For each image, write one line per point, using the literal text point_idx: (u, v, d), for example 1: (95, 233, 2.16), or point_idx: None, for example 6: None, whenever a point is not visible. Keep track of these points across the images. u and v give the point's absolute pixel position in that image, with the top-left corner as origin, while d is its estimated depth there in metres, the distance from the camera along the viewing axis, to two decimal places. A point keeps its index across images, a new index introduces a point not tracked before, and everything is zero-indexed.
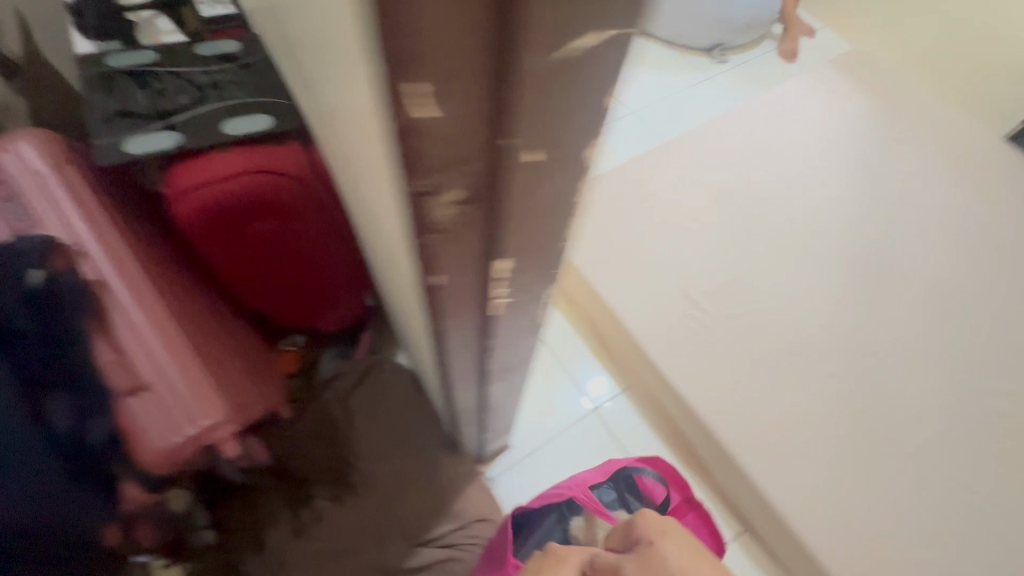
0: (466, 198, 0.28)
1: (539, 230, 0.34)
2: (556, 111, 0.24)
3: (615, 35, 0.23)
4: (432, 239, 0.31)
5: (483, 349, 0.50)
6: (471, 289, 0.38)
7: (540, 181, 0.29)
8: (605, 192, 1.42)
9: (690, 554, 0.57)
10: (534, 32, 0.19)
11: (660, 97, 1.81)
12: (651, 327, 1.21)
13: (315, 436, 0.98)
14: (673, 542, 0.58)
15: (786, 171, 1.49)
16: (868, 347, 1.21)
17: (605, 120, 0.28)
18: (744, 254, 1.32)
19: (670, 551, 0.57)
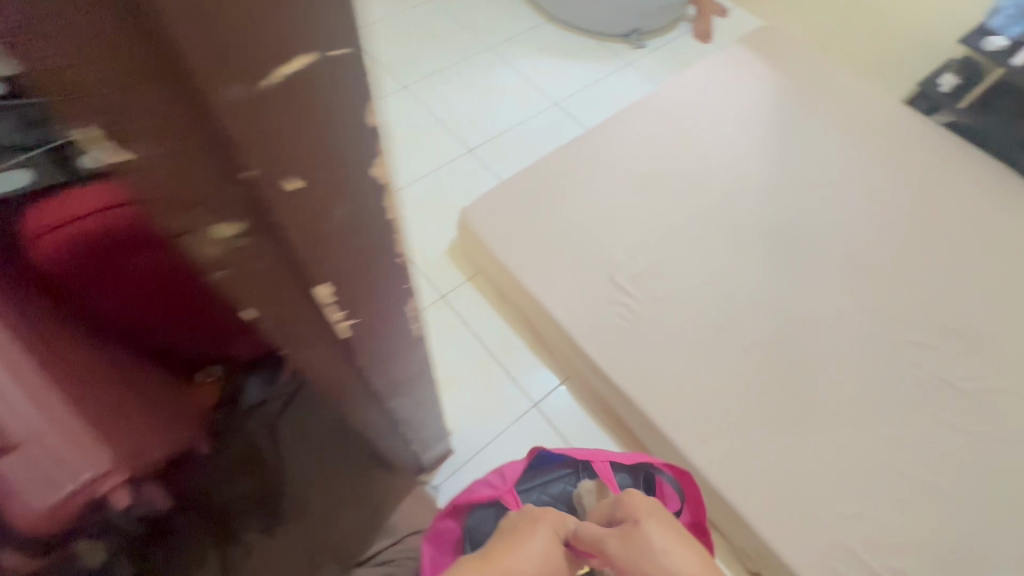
0: (238, 228, 0.29)
1: (350, 251, 0.35)
2: (288, 136, 0.26)
3: (319, 58, 0.25)
4: (221, 269, 0.31)
5: (350, 367, 0.50)
6: (305, 318, 0.38)
7: (316, 205, 0.30)
8: (530, 185, 1.42)
9: (667, 534, 0.61)
10: (204, 68, 0.21)
11: (581, 87, 1.84)
12: (580, 318, 1.22)
13: (239, 469, 0.94)
14: (656, 523, 0.63)
15: (704, 150, 1.53)
16: (788, 313, 1.25)
17: (371, 142, 0.30)
18: (668, 234, 1.35)
19: (650, 530, 0.62)
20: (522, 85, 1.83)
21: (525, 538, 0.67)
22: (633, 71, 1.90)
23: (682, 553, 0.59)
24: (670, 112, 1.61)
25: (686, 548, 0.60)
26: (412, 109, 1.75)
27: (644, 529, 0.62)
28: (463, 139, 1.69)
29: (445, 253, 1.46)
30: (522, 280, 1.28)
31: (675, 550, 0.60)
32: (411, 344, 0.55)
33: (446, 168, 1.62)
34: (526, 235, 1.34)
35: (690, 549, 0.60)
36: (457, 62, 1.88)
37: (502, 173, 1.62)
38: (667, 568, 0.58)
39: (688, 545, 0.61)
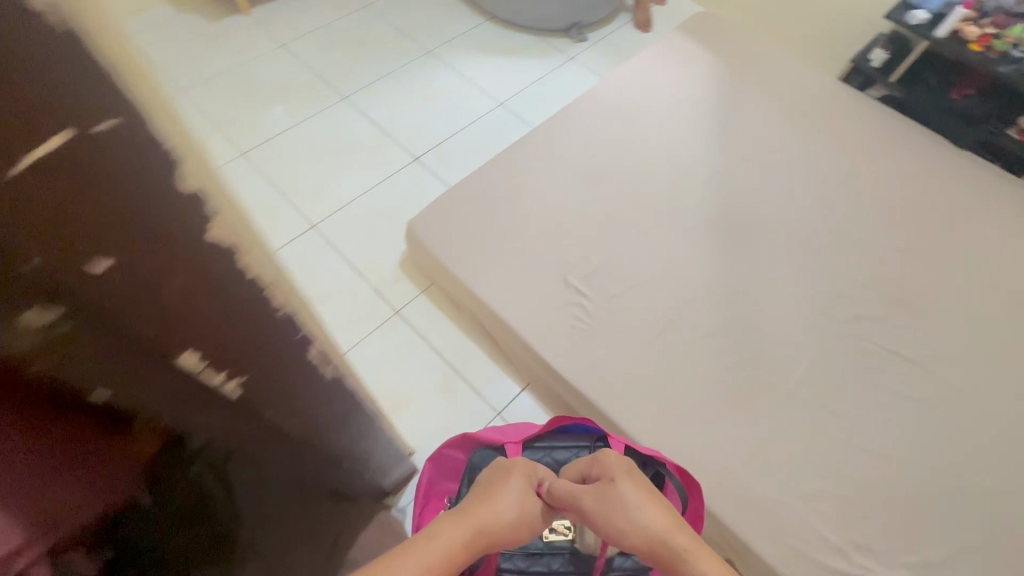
0: (46, 313, 0.30)
1: (193, 309, 0.37)
2: (82, 223, 0.27)
3: (97, 145, 0.26)
4: (43, 358, 0.32)
5: (238, 413, 0.52)
6: (159, 372, 0.41)
7: (135, 276, 0.32)
8: (477, 190, 1.40)
9: (637, 491, 0.68)
10: None
11: (525, 85, 1.82)
12: (535, 323, 1.21)
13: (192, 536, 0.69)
14: (629, 483, 0.70)
15: (649, 141, 1.54)
16: (740, 298, 1.27)
17: (186, 210, 0.32)
18: (618, 229, 1.35)
19: (623, 490, 0.68)
20: (465, 88, 1.81)
21: (502, 487, 0.69)
22: (576, 65, 1.89)
23: (651, 510, 0.66)
24: (613, 105, 1.62)
25: (656, 505, 0.67)
26: (353, 120, 1.70)
27: (617, 487, 0.69)
28: (408, 148, 1.65)
29: (398, 267, 1.44)
30: (475, 289, 1.26)
31: (647, 507, 0.66)
32: (309, 385, 0.57)
33: (392, 178, 1.59)
34: (476, 241, 1.32)
35: (660, 505, 0.67)
36: (397, 69, 1.84)
37: (450, 180, 1.59)
38: (636, 527, 0.64)
39: (657, 501, 0.68)
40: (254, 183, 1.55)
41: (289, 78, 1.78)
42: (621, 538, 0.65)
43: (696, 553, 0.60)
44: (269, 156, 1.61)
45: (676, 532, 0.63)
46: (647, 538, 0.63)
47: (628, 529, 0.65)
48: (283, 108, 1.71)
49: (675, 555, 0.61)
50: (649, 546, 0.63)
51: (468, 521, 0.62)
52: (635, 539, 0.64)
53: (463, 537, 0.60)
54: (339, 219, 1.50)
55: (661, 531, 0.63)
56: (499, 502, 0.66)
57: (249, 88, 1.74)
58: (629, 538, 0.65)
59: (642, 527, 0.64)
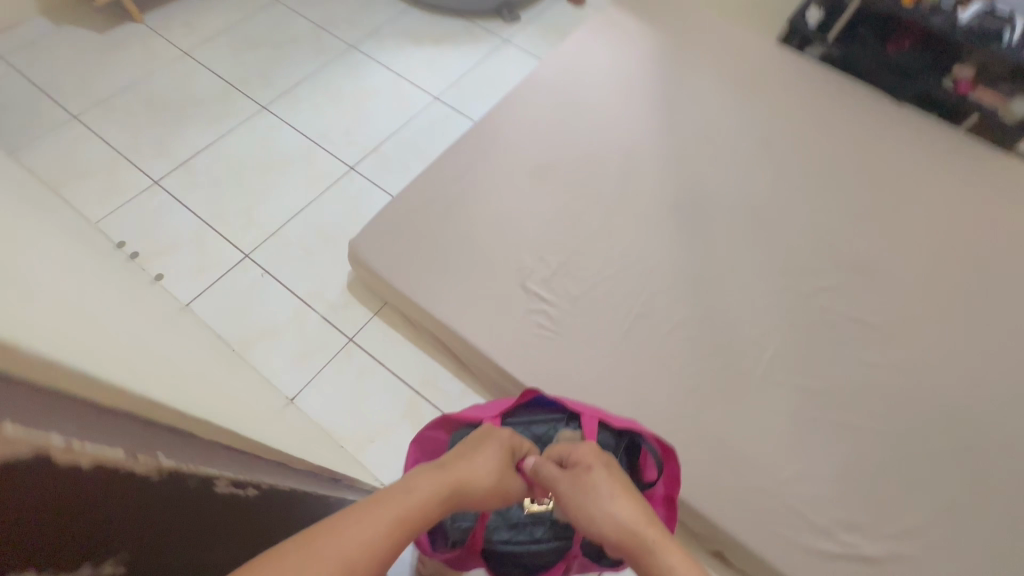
0: None
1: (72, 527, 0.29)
2: None
3: None
4: None
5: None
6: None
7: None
8: (422, 199, 1.30)
9: (611, 482, 0.68)
10: None
11: (460, 75, 1.71)
12: (498, 339, 1.14)
13: None
14: (605, 473, 0.70)
15: (596, 126, 1.47)
16: (704, 285, 1.24)
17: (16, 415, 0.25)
18: (574, 225, 1.29)
19: (597, 478, 0.68)
20: (397, 84, 1.68)
21: (482, 455, 0.69)
22: (511, 48, 1.79)
23: (625, 502, 0.64)
24: (554, 89, 1.54)
25: (630, 498, 0.65)
26: (277, 132, 1.56)
27: (591, 477, 0.69)
28: (342, 158, 1.53)
29: (346, 290, 1.33)
30: (430, 309, 1.18)
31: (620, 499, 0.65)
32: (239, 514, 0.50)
33: (327, 193, 1.47)
34: (426, 256, 1.23)
35: (634, 498, 0.66)
36: (320, 70, 1.69)
37: (391, 188, 1.48)
38: (605, 513, 0.63)
39: (632, 495, 0.66)
40: (173, 215, 1.40)
41: (198, 90, 1.61)
42: (590, 526, 0.64)
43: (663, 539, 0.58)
44: (186, 183, 1.45)
45: (645, 521, 0.61)
46: (612, 530, 0.61)
47: (598, 515, 0.64)
48: (196, 126, 1.55)
49: (640, 540, 0.59)
50: (616, 533, 0.61)
51: (447, 475, 0.61)
52: (604, 524, 0.63)
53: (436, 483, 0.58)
54: (275, 246, 1.38)
55: (628, 522, 0.61)
56: (475, 467, 0.66)
57: (153, 106, 1.56)
58: (599, 521, 0.64)
59: (611, 513, 0.63)
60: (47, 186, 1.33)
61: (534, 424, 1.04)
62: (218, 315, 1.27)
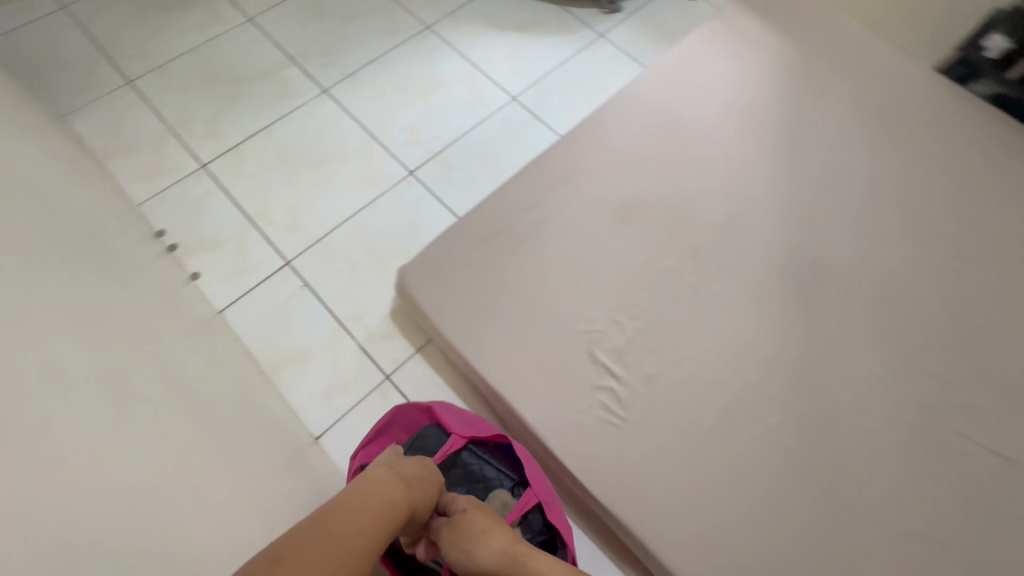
0: None
1: None
2: None
3: None
4: None
5: None
6: None
7: None
8: (485, 230, 1.12)
9: (486, 520, 0.80)
10: None
11: (544, 74, 1.50)
12: (553, 419, 0.97)
13: None
14: (481, 511, 0.82)
15: (700, 160, 1.23)
16: (809, 382, 1.02)
17: None
18: (658, 284, 1.08)
19: (474, 520, 0.79)
20: (473, 78, 1.48)
21: (426, 466, 0.78)
22: (606, 46, 1.56)
23: (495, 534, 0.78)
24: (654, 105, 1.30)
25: (500, 529, 0.79)
26: (335, 121, 1.40)
27: (473, 520, 0.79)
28: (402, 160, 1.36)
29: (388, 318, 1.20)
30: (477, 367, 1.01)
31: (496, 532, 0.79)
32: None
33: (381, 200, 1.31)
34: (480, 299, 1.06)
35: (502, 529, 0.79)
36: (388, 53, 1.51)
37: (452, 204, 1.31)
38: (486, 548, 0.76)
39: (500, 525, 0.80)
40: (215, 206, 1.28)
41: (258, 63, 1.47)
42: (476, 560, 0.76)
43: (533, 553, 0.75)
44: (234, 169, 1.33)
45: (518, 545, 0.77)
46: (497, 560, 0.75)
47: (481, 550, 0.76)
48: (250, 105, 1.41)
49: (516, 560, 0.74)
50: (498, 561, 0.75)
51: (409, 489, 0.72)
52: (489, 555, 0.75)
53: (404, 497, 0.69)
54: (318, 255, 1.25)
55: (506, 549, 0.76)
56: (422, 484, 0.75)
57: (208, 78, 1.44)
58: (484, 555, 0.76)
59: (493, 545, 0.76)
60: (91, 161, 1.24)
61: (491, 465, 1.00)
62: (250, 329, 1.17)
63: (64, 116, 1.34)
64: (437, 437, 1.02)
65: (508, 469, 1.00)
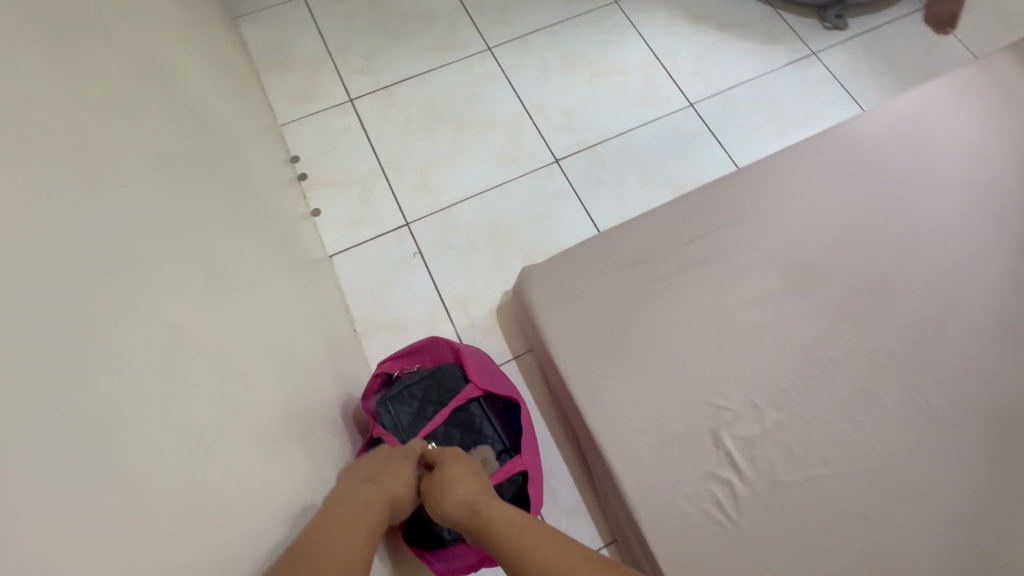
0: None
1: None
2: None
3: None
4: None
5: None
6: None
7: None
8: (627, 251, 0.98)
9: (458, 468, 0.65)
10: None
11: (732, 85, 1.30)
12: (652, 494, 0.83)
13: None
14: (456, 461, 0.66)
15: (910, 239, 0.99)
16: (990, 562, 0.79)
17: None
18: (817, 375, 0.90)
19: (442, 470, 0.64)
20: (650, 71, 1.31)
21: (391, 458, 0.64)
22: (814, 68, 1.32)
23: (463, 483, 0.62)
24: (864, 153, 1.06)
25: (473, 479, 0.63)
26: (491, 85, 1.29)
27: (445, 471, 0.64)
28: (550, 144, 1.23)
29: (492, 313, 1.10)
30: (580, 406, 0.89)
31: (464, 481, 0.63)
32: None
33: (517, 182, 1.20)
34: (601, 327, 0.93)
35: (476, 479, 0.63)
36: (566, 21, 1.36)
37: (592, 207, 1.18)
38: (451, 504, 0.61)
39: (475, 476, 0.64)
40: (352, 144, 1.23)
41: (431, 3, 1.38)
42: (449, 521, 0.61)
43: (499, 503, 0.58)
44: (379, 111, 1.26)
45: (487, 497, 0.60)
46: (465, 516, 0.59)
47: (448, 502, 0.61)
48: (410, 47, 1.33)
49: (478, 512, 0.58)
50: (462, 515, 0.59)
51: (379, 487, 0.57)
52: (454, 510, 0.60)
53: (379, 491, 0.56)
54: (437, 224, 1.16)
55: (474, 502, 0.59)
56: (388, 468, 0.62)
57: (376, 8, 1.37)
58: (450, 510, 0.61)
59: (457, 495, 0.61)
60: (249, 72, 1.22)
61: (493, 424, 0.84)
62: (353, 281, 1.12)
63: (235, 18, 1.33)
64: (455, 377, 0.86)
65: (507, 434, 0.84)
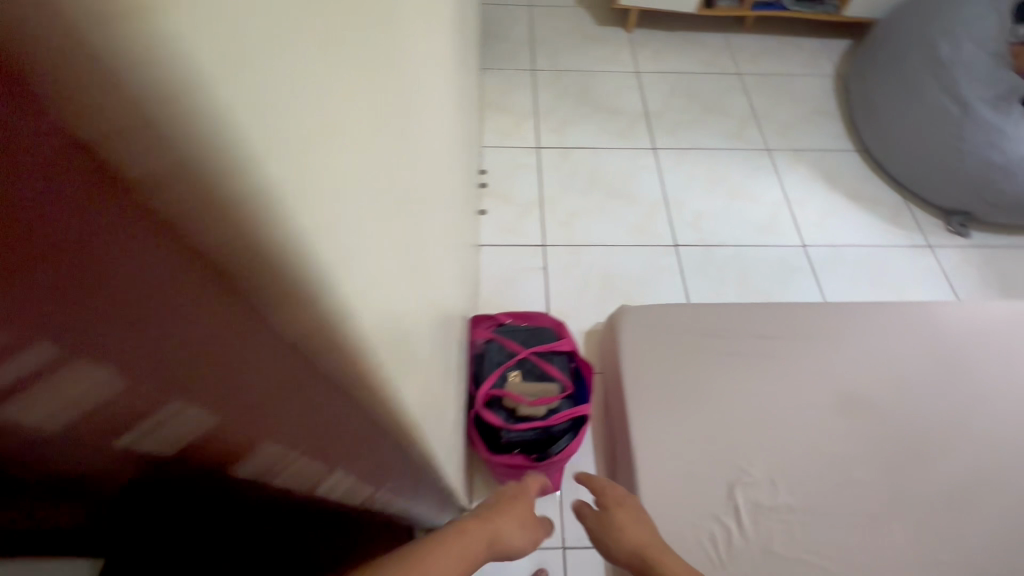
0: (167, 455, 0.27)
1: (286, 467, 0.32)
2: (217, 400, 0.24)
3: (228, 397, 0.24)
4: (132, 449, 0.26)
5: None
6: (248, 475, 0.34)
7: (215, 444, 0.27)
8: (712, 324, 1.20)
9: (624, 515, 0.87)
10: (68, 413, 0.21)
11: (846, 244, 1.51)
12: (663, 507, 0.99)
13: None
14: (626, 506, 0.89)
15: (966, 415, 1.10)
16: None
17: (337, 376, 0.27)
18: (837, 483, 1.02)
19: (613, 516, 0.87)
20: (779, 208, 1.57)
21: (508, 511, 0.71)
22: (926, 257, 1.49)
23: (634, 532, 0.84)
24: (949, 332, 1.20)
25: (640, 529, 0.85)
26: (646, 173, 1.62)
27: (611, 516, 0.87)
28: (676, 232, 1.51)
29: (582, 334, 1.34)
30: (631, 418, 1.08)
31: (630, 529, 0.85)
32: None
33: (640, 249, 1.48)
34: (671, 369, 1.14)
35: (644, 529, 0.86)
36: (722, 150, 1.68)
37: (692, 286, 1.41)
38: (622, 546, 0.83)
39: (643, 523, 0.87)
40: (527, 177, 1.60)
41: (624, 103, 1.77)
42: (617, 556, 0.85)
43: (662, 552, 0.80)
44: (555, 162, 1.63)
45: (651, 547, 0.81)
46: (634, 559, 0.82)
47: (623, 540, 0.84)
48: (597, 128, 1.71)
49: (645, 559, 0.80)
50: (631, 556, 0.82)
51: (481, 532, 0.64)
52: (625, 553, 0.83)
53: (478, 526, 0.64)
54: (567, 253, 1.46)
55: (642, 550, 0.82)
56: (496, 511, 0.70)
57: (581, 95, 1.79)
58: (619, 548, 0.84)
59: (626, 541, 0.83)
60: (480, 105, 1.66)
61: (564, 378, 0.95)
62: (489, 268, 1.43)
63: (484, 69, 1.81)
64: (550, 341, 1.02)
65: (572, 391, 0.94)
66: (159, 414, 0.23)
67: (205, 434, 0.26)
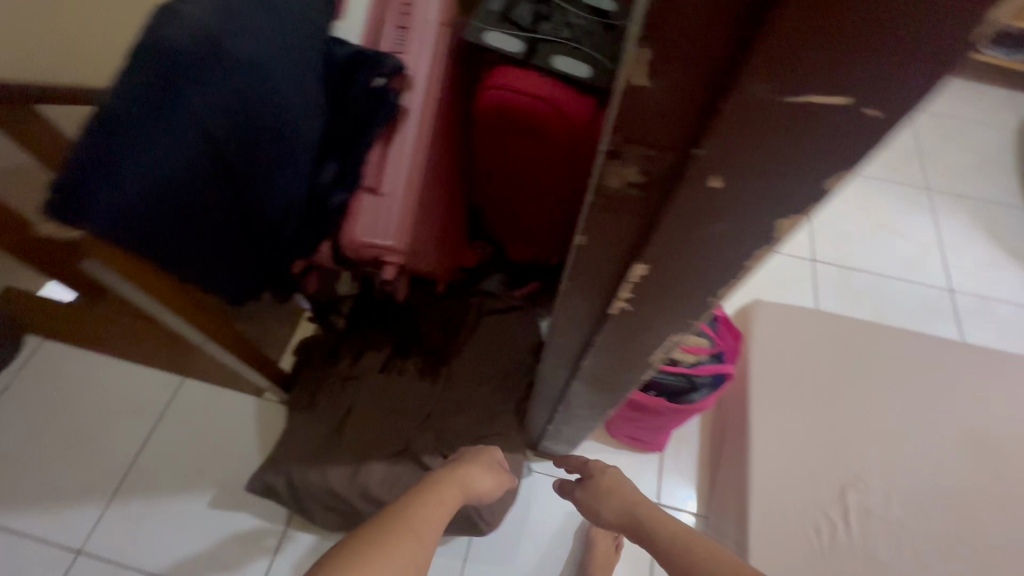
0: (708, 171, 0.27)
1: (689, 265, 0.36)
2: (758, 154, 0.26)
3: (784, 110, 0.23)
4: (613, 171, 0.31)
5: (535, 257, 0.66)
6: (605, 274, 0.40)
7: (697, 222, 0.31)
8: (846, 336, 1.21)
9: (608, 480, 0.82)
10: (719, 122, 0.24)
11: (998, 298, 1.45)
12: (771, 487, 1.03)
13: (443, 341, 1.07)
14: (610, 471, 0.84)
15: None
16: None
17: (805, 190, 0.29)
18: (957, 513, 1.01)
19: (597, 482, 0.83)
20: (929, 247, 1.53)
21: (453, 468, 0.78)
22: None
23: (620, 492, 0.80)
24: None
25: (625, 488, 0.80)
26: None
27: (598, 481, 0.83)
28: (816, 248, 1.51)
29: None
30: (752, 401, 1.13)
31: (614, 492, 0.80)
32: None
33: (776, 255, 1.49)
34: (798, 367, 1.17)
35: (632, 490, 0.80)
36: (877, 179, 1.65)
37: (824, 302, 1.42)
38: (606, 507, 0.80)
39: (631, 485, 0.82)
40: None
41: None
42: (604, 520, 0.81)
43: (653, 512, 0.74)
44: None
45: (640, 506, 0.76)
46: (621, 520, 0.77)
47: (606, 504, 0.80)
48: None
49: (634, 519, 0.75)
50: (620, 518, 0.78)
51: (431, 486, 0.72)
52: (611, 515, 0.79)
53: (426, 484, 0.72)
54: None
55: (629, 510, 0.76)
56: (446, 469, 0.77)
57: None
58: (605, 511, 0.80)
59: (611, 505, 0.79)
60: None
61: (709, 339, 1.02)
62: None
63: None
64: None
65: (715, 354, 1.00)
66: (734, 102, 0.23)
67: (683, 161, 0.28)
